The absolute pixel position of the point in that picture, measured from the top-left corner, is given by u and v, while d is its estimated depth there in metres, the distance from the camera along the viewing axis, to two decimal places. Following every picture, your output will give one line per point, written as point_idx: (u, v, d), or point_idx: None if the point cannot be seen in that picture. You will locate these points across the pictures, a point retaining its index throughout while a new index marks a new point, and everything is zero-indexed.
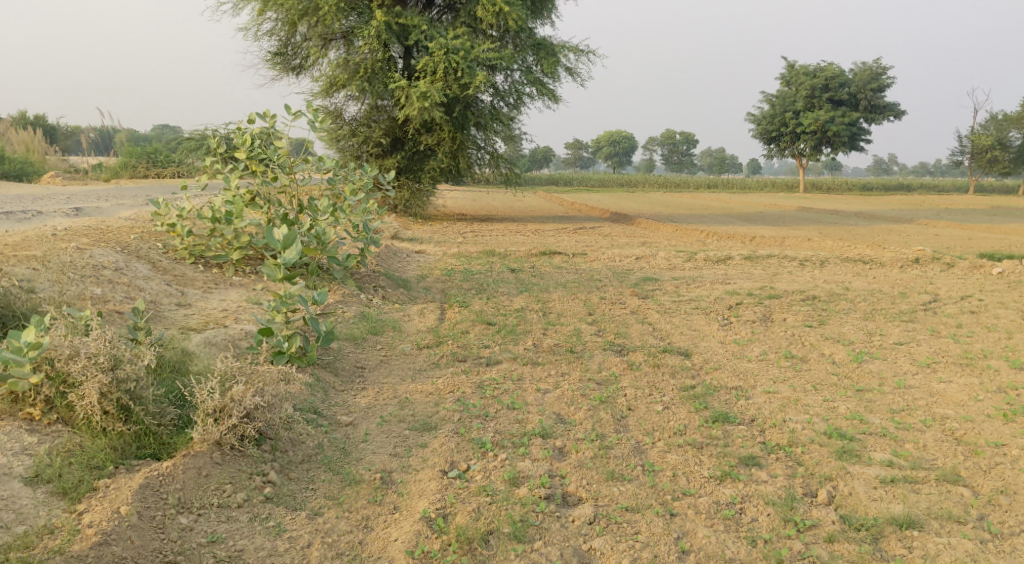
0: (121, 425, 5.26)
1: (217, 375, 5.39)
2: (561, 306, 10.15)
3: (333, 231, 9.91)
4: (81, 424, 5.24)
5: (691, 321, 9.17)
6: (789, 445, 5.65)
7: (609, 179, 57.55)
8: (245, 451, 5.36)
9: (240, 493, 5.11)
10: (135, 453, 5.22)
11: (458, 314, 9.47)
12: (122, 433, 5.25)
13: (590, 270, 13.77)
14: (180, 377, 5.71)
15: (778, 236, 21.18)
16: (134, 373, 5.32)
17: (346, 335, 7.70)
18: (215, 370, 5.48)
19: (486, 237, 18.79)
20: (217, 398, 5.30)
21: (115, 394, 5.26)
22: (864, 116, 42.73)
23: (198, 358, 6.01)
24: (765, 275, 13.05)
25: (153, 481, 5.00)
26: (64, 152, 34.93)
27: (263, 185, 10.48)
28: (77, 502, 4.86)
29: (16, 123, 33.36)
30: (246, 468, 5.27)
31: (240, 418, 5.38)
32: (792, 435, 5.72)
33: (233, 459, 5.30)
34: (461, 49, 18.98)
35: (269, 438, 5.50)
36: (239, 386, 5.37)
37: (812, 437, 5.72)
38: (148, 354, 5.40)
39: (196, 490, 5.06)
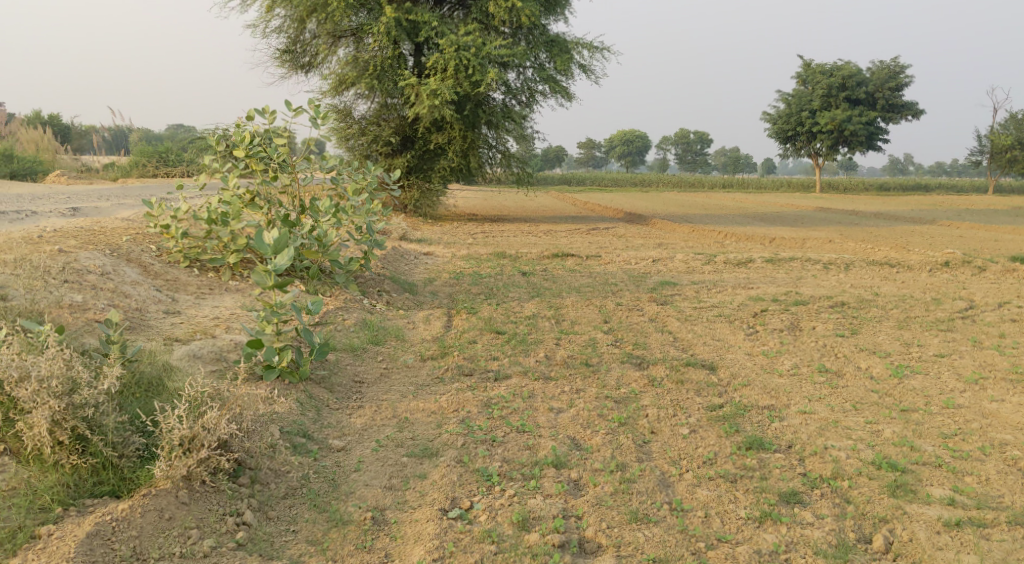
0: (77, 458, 4.75)
1: (186, 401, 4.84)
2: (576, 313, 9.63)
3: (335, 234, 9.40)
4: (30, 457, 4.74)
5: (714, 331, 8.62)
6: (833, 478, 5.10)
7: (622, 178, 56.95)
8: (218, 487, 4.83)
9: (208, 539, 4.58)
10: (91, 491, 4.70)
11: (466, 322, 8.95)
12: (77, 467, 4.74)
13: (605, 273, 13.23)
14: (152, 398, 5.18)
15: (798, 237, 20.58)
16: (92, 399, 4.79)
17: (345, 345, 7.19)
18: (185, 395, 4.94)
19: (497, 239, 18.27)
20: (186, 427, 4.76)
21: (70, 422, 4.74)
22: (881, 115, 42.01)
23: (178, 373, 5.49)
24: (788, 280, 12.47)
25: (104, 528, 4.48)
26: (76, 152, 34.60)
27: (264, 184, 9.94)
28: (13, 554, 4.38)
29: (26, 122, 33.01)
30: (217, 507, 4.75)
31: (213, 450, 4.84)
32: (836, 466, 5.18)
33: (202, 497, 4.77)
34: (473, 45, 18.44)
35: (248, 468, 4.98)
36: (211, 413, 4.83)
37: (858, 469, 5.18)
38: (110, 376, 4.87)
39: (155, 537, 4.52)
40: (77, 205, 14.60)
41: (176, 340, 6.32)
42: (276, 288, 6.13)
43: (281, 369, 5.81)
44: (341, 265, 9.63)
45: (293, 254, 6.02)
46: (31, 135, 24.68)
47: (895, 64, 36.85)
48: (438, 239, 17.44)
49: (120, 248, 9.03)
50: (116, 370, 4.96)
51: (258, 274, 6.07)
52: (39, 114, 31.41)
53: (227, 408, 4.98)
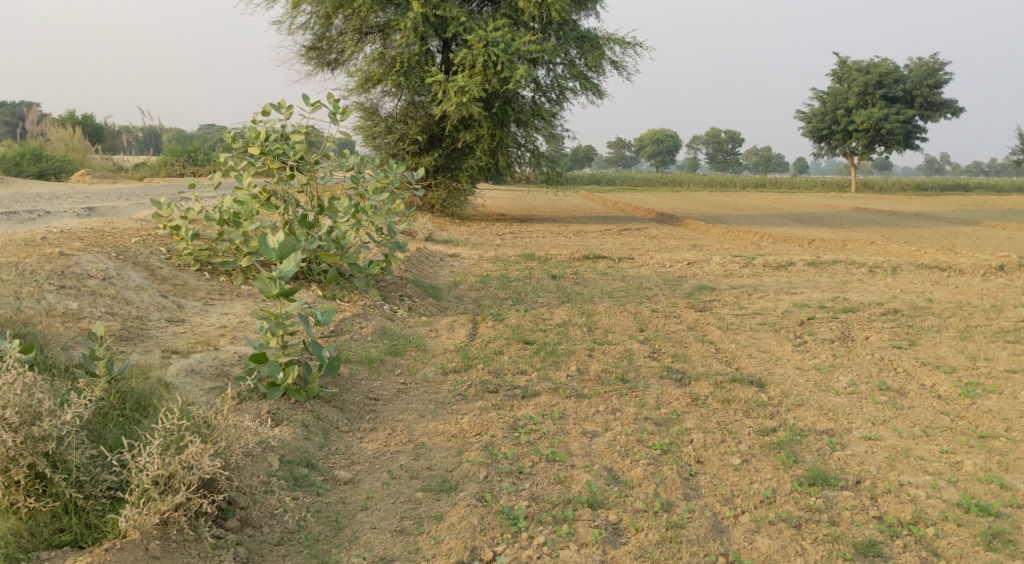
0: (35, 501, 4.25)
1: (160, 436, 4.30)
2: (610, 321, 9.04)
3: (353, 236, 8.90)
4: None
5: (760, 342, 8.00)
6: (914, 524, 4.51)
7: (653, 178, 56.15)
8: (200, 534, 4.30)
9: None
10: (49, 540, 4.20)
11: (492, 330, 8.42)
12: (35, 511, 4.24)
13: (639, 276, 12.62)
14: (132, 427, 4.66)
15: (838, 238, 19.81)
16: (55, 432, 4.28)
17: (362, 356, 6.66)
18: (163, 427, 4.40)
19: (526, 239, 17.73)
20: (160, 466, 4.22)
21: (29, 459, 4.24)
22: (919, 113, 40.98)
23: (166, 397, 4.97)
24: (833, 284, 11.82)
25: None
26: (110, 151, 34.45)
27: (280, 182, 9.44)
28: None
29: (59, 122, 32.91)
30: (196, 559, 4.21)
31: (192, 492, 4.29)
32: (916, 508, 4.59)
33: (179, 548, 4.23)
34: (502, 41, 17.87)
35: (238, 509, 4.45)
36: (193, 447, 4.28)
37: (943, 513, 4.58)
38: (76, 406, 4.36)
39: None
40: (95, 205, 14.22)
41: (175, 352, 5.81)
42: (282, 297, 5.54)
43: (286, 388, 5.28)
44: (360, 269, 9.11)
45: (300, 261, 5.42)
46: (62, 134, 24.40)
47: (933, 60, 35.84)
48: (465, 240, 16.92)
49: (126, 250, 8.55)
50: (86, 398, 4.44)
51: (263, 282, 5.48)
52: (72, 113, 31.26)
53: (212, 442, 4.44)
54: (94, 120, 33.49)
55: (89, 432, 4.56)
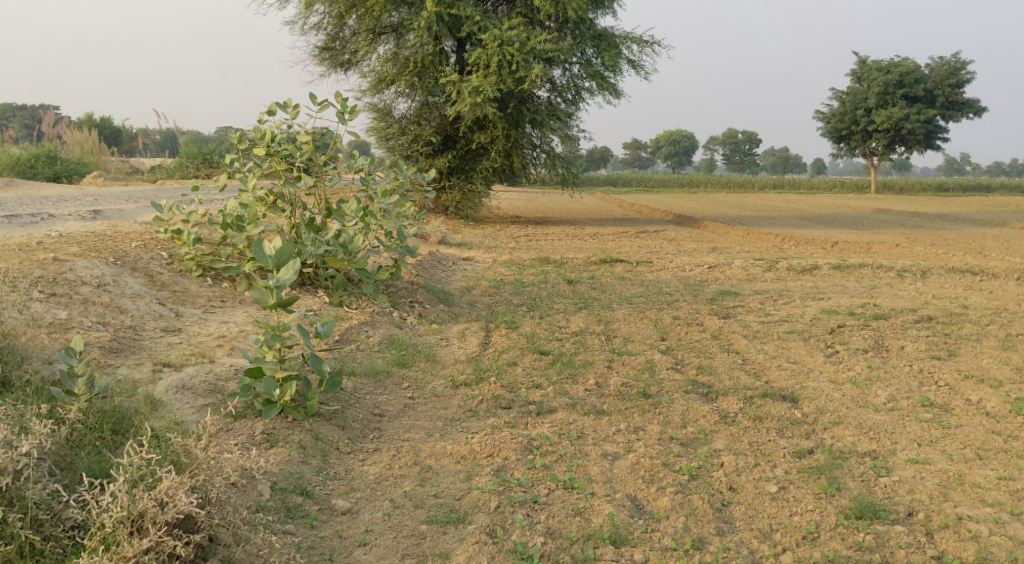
0: None
1: (129, 468, 3.91)
2: (630, 328, 8.64)
3: (361, 240, 8.55)
4: None
5: (789, 353, 7.59)
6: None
7: (669, 179, 55.64)
8: None
9: None
10: None
11: (506, 338, 8.04)
12: None
13: (658, 281, 12.21)
14: (105, 456, 4.28)
15: (862, 241, 19.32)
16: (13, 463, 3.92)
17: (368, 368, 6.28)
18: (135, 458, 4.01)
19: (541, 242, 17.34)
20: (128, 501, 3.82)
21: None
22: (941, 113, 40.32)
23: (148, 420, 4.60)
24: (862, 290, 11.37)
25: None
26: (127, 155, 34.35)
27: (286, 184, 9.09)
28: None
29: (77, 125, 32.82)
30: None
31: (166, 532, 3.86)
32: (978, 546, 4.19)
33: None
34: (517, 40, 17.48)
35: (221, 547, 4.04)
36: (168, 479, 3.88)
37: (1008, 551, 4.18)
38: (38, 433, 4.00)
39: None
40: (102, 207, 13.91)
41: (167, 365, 5.43)
42: (280, 306, 5.15)
43: (284, 405, 4.91)
44: (369, 274, 8.75)
45: (299, 269, 5.00)
46: (77, 138, 24.16)
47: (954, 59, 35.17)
48: (479, 243, 16.54)
49: (125, 255, 8.18)
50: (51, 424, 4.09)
51: (258, 291, 5.08)
52: (88, 115, 31.10)
53: (190, 474, 4.04)
54: (111, 122, 33.34)
55: (59, 460, 4.17)
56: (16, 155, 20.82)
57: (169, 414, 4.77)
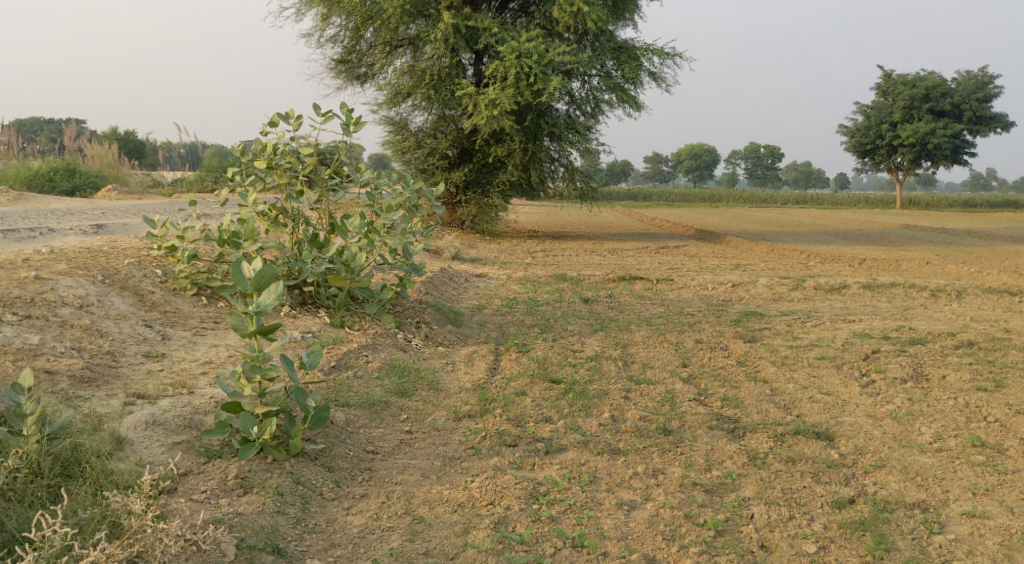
0: None
1: (58, 534, 3.67)
2: (650, 353, 8.15)
3: (363, 258, 8.10)
4: None
5: (821, 383, 7.06)
6: None
7: (691, 193, 54.99)
8: None
9: None
10: None
11: (516, 363, 7.56)
12: None
13: (679, 300, 11.69)
14: (42, 505, 3.95)
15: (891, 258, 18.69)
16: None
17: (364, 397, 5.81)
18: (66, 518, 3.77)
19: (558, 257, 16.85)
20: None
21: None
22: (968, 128, 39.54)
23: (102, 461, 4.19)
24: (895, 312, 10.80)
25: None
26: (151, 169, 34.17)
27: (289, 197, 8.62)
28: None
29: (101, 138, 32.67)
30: None
31: None
32: None
33: None
34: (535, 52, 17.04)
35: None
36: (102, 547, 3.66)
37: None
38: None
39: None
40: (107, 221, 13.51)
41: (140, 397, 4.96)
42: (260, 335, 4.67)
43: (264, 443, 4.44)
44: (374, 294, 8.28)
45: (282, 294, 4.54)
46: (98, 151, 23.84)
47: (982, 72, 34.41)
48: (494, 258, 16.08)
49: (115, 272, 7.68)
50: None
51: (237, 317, 4.61)
52: (112, 128, 30.99)
53: (126, 541, 3.80)
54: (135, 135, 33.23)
55: None
56: (36, 169, 20.55)
57: (135, 454, 4.32)
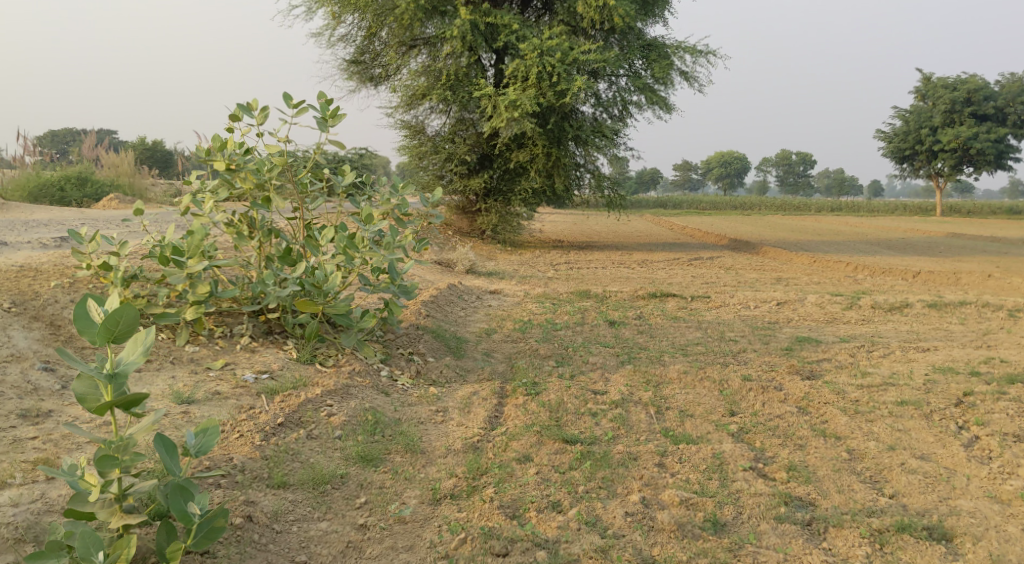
0: None
1: None
2: (688, 394, 6.68)
3: (338, 277, 6.61)
4: None
5: (913, 444, 5.57)
6: None
7: (721, 202, 52.99)
8: None
9: None
10: None
11: (522, 410, 6.07)
12: None
13: (721, 322, 10.15)
14: None
15: (947, 270, 17.07)
16: None
17: (312, 469, 4.45)
18: None
19: (583, 270, 15.39)
20: None
21: None
22: (1011, 132, 37.53)
23: None
24: (974, 346, 9.23)
25: None
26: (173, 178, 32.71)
27: (255, 204, 7.10)
28: None
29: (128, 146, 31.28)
30: None
31: None
32: None
33: None
34: (559, 50, 15.57)
35: None
36: None
37: None
38: None
39: None
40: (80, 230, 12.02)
41: None
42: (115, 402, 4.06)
43: None
44: (353, 322, 6.77)
45: (148, 354, 4.08)
46: (112, 159, 22.30)
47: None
48: (512, 272, 14.61)
49: (30, 297, 6.10)
50: None
51: (87, 382, 4.04)
52: (135, 137, 29.55)
53: None
54: (164, 143, 32.15)
55: None
56: (45, 177, 19.03)
57: None
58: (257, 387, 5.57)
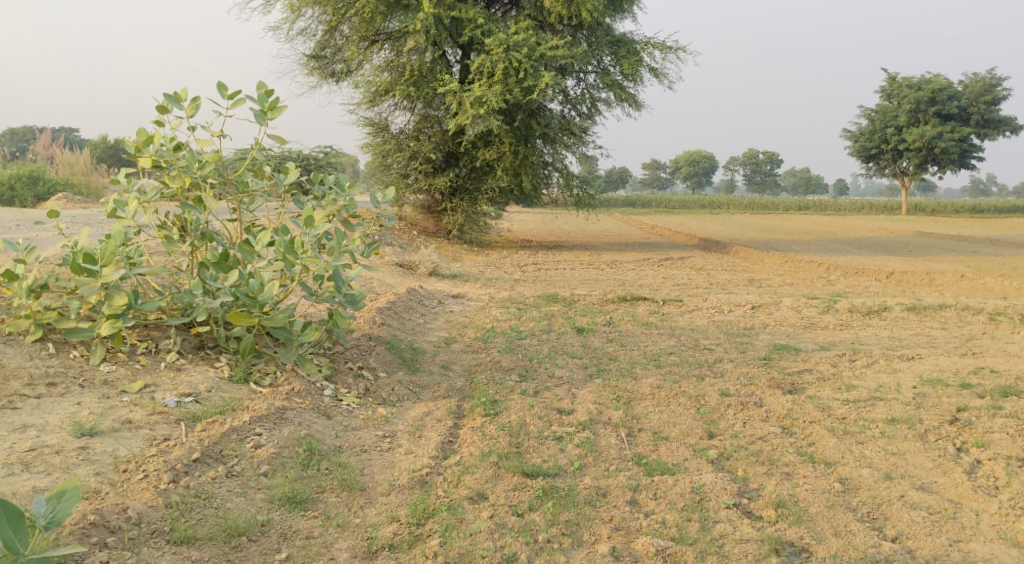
0: None
1: None
2: (663, 413, 6.08)
3: (276, 286, 5.94)
4: None
5: (910, 473, 5.05)
6: None
7: (688, 200, 52.63)
8: None
9: None
10: None
11: (479, 434, 5.45)
12: None
13: (694, 328, 9.59)
14: None
15: (919, 270, 16.69)
16: None
17: (225, 518, 4.10)
18: None
19: (550, 272, 14.84)
20: None
21: None
22: (975, 132, 37.47)
23: None
24: (957, 354, 8.74)
25: None
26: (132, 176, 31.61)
27: (186, 206, 6.40)
28: None
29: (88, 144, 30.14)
30: None
31: None
32: None
33: None
34: (526, 45, 14.90)
35: None
36: None
37: None
38: None
39: None
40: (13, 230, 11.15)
41: None
42: None
43: None
44: (293, 335, 6.10)
45: None
46: (65, 157, 21.20)
47: (992, 67, 32.85)
48: (477, 274, 13.99)
49: None
50: None
51: None
52: (97, 135, 28.58)
53: None
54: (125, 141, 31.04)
55: None
56: None
57: None
58: (177, 412, 4.90)
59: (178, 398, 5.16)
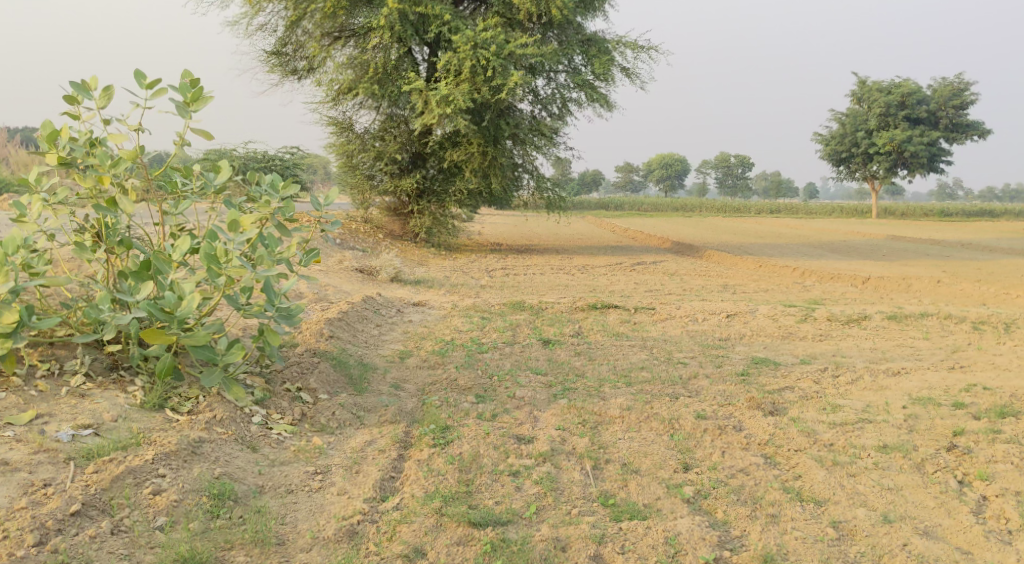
0: None
1: None
2: (633, 442, 5.43)
3: (196, 299, 5.23)
4: None
5: (910, 516, 4.52)
6: None
7: (660, 203, 52.11)
8: None
9: None
10: None
11: (424, 467, 4.80)
12: None
13: (667, 340, 8.98)
14: None
15: (895, 275, 16.24)
16: None
17: None
18: None
19: (519, 278, 14.24)
20: None
21: None
22: (944, 136, 37.26)
23: None
24: (944, 368, 8.19)
25: None
26: None
27: (98, 207, 5.69)
28: None
29: None
30: None
31: None
32: None
33: None
34: (494, 42, 14.25)
35: None
36: None
37: None
38: None
39: None
40: None
41: None
42: None
43: None
44: (217, 355, 5.38)
45: None
46: (20, 159, 20.36)
47: (958, 72, 36.20)
48: (441, 280, 13.32)
49: None
50: None
51: None
52: None
53: None
54: None
55: None
56: None
57: None
58: (69, 449, 4.35)
59: (74, 430, 4.48)
